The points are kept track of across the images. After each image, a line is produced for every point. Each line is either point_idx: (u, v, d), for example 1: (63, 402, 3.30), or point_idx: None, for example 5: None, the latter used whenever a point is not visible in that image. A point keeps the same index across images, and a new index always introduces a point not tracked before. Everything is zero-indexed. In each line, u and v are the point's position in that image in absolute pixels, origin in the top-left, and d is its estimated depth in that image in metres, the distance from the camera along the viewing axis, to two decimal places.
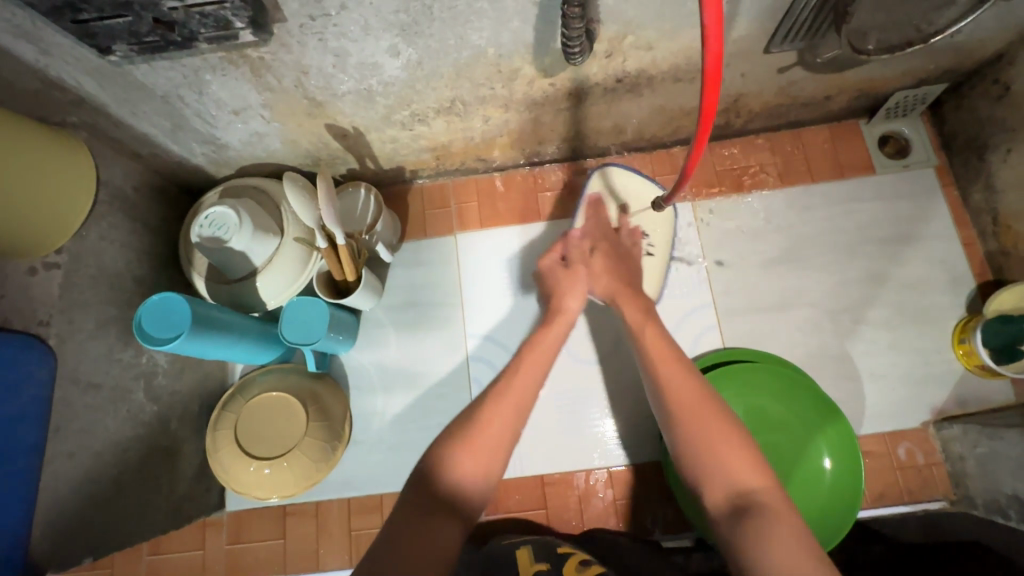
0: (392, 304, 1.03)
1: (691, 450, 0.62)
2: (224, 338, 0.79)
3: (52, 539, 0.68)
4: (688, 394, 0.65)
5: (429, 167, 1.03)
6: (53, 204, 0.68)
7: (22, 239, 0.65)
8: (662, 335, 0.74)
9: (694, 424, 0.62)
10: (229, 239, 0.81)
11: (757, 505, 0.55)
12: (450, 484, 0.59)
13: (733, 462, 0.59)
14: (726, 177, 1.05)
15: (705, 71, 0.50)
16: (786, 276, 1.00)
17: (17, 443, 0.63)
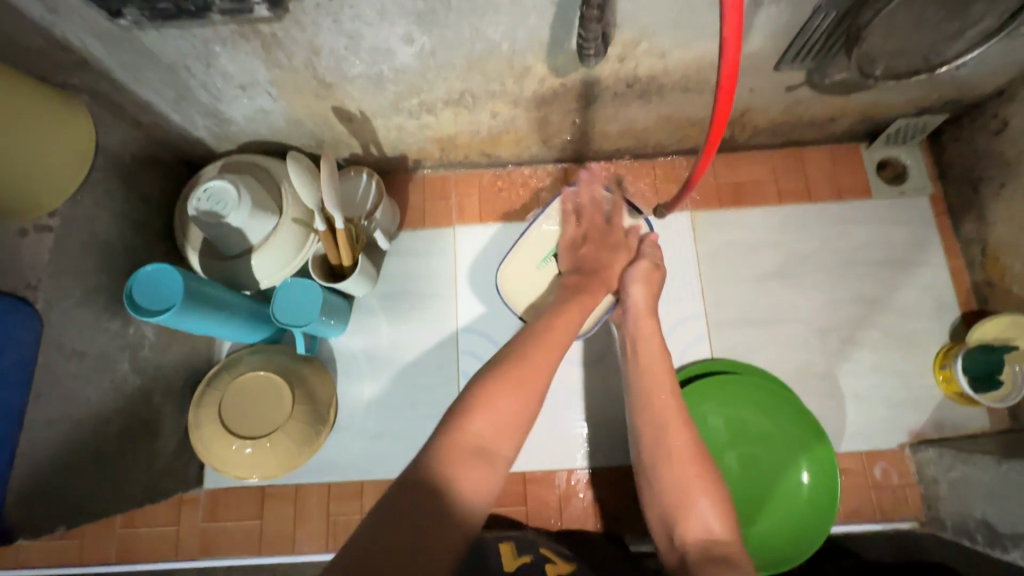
0: (386, 292, 1.03)
1: (672, 492, 0.67)
2: (215, 315, 0.78)
3: (28, 504, 0.67)
4: (677, 438, 0.70)
5: (433, 158, 1.03)
6: (53, 165, 0.68)
7: (12, 196, 0.63)
8: (668, 368, 0.76)
9: (676, 468, 0.68)
10: (226, 215, 0.81)
11: (727, 554, 0.61)
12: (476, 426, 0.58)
13: (711, 513, 0.65)
14: (725, 190, 1.06)
15: (721, 78, 0.51)
16: (777, 292, 1.01)
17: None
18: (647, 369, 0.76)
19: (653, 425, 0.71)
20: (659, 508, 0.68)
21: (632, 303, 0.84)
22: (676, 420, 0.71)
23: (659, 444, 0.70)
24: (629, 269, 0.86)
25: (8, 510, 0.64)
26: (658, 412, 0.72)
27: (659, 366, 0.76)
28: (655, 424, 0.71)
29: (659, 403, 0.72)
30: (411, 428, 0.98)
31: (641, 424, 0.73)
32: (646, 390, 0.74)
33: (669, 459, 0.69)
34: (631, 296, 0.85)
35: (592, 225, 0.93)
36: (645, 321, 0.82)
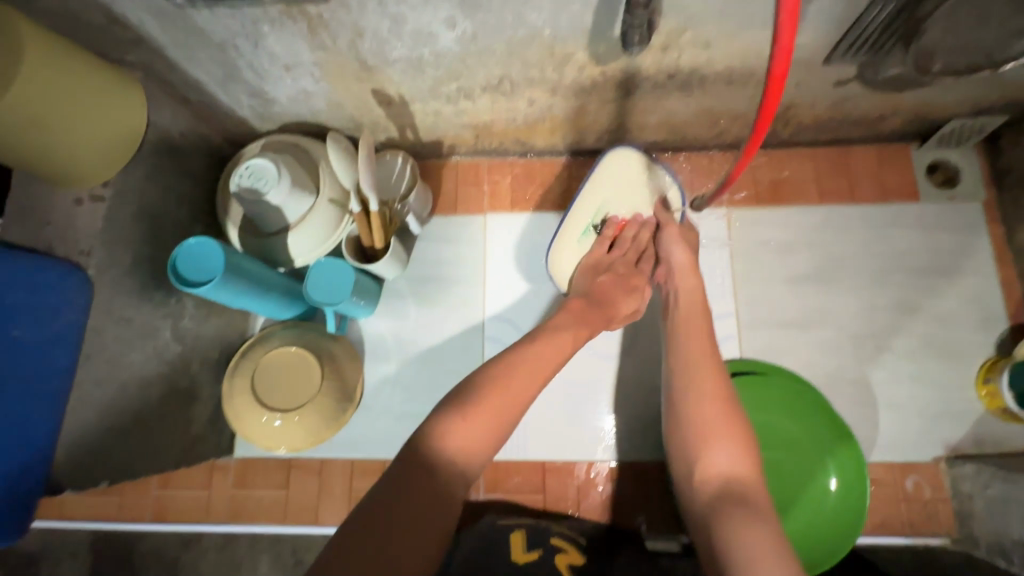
0: (416, 277, 1.04)
1: (694, 432, 0.67)
2: (252, 290, 0.81)
3: (74, 458, 0.71)
4: (708, 383, 0.71)
5: (467, 144, 1.03)
6: (94, 152, 0.69)
7: (69, 166, 0.67)
8: (705, 325, 0.79)
9: (701, 408, 0.69)
10: (266, 192, 0.83)
11: (743, 492, 0.60)
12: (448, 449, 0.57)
13: (733, 453, 0.64)
14: (763, 188, 1.03)
15: (772, 68, 0.49)
16: (813, 294, 0.99)
17: (45, 366, 0.66)
18: (686, 323, 0.80)
19: (685, 371, 0.73)
20: (680, 451, 0.68)
21: (676, 262, 0.86)
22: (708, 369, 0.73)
23: (689, 386, 0.71)
24: (662, 233, 0.90)
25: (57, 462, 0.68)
26: (692, 361, 0.74)
27: (699, 322, 0.79)
28: (689, 369, 0.73)
29: (694, 353, 0.75)
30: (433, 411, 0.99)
31: (674, 370, 0.75)
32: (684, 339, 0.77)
33: (696, 399, 0.70)
34: (672, 257, 0.87)
35: (622, 259, 0.90)
36: (691, 279, 0.85)
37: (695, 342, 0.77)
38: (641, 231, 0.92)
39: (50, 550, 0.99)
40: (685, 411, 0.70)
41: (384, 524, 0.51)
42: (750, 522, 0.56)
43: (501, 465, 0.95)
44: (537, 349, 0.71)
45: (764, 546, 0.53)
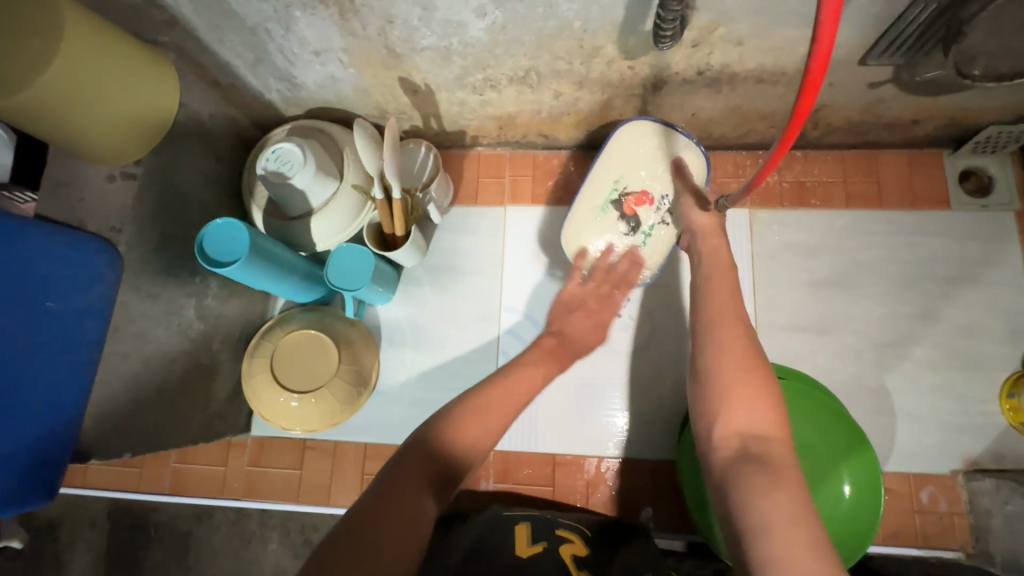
0: (433, 265, 1.05)
1: (715, 388, 0.62)
2: (274, 272, 0.82)
3: (100, 426, 0.73)
4: (733, 338, 0.64)
5: (491, 135, 1.03)
6: (118, 135, 0.69)
7: (94, 147, 0.68)
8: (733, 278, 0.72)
9: (721, 362, 0.63)
10: (292, 176, 0.83)
11: (766, 454, 0.55)
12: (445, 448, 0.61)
13: (758, 412, 0.58)
14: (788, 190, 1.02)
15: (808, 73, 0.45)
16: (835, 299, 0.97)
17: (72, 339, 0.67)
18: (712, 276, 0.73)
19: (706, 325, 0.68)
20: (698, 409, 0.63)
21: (698, 226, 0.80)
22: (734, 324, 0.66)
23: (711, 341, 0.65)
24: (687, 198, 0.85)
25: (84, 431, 0.70)
26: (713, 315, 0.68)
27: (722, 272, 0.73)
28: (709, 323, 0.67)
29: (716, 305, 0.69)
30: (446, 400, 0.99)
31: (696, 323, 0.69)
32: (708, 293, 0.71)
33: (715, 353, 0.64)
34: (692, 223, 0.81)
35: (595, 292, 0.92)
36: (714, 240, 0.77)
37: (716, 293, 0.71)
38: (620, 262, 0.94)
39: (78, 513, 1.06)
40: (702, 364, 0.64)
41: (377, 519, 0.52)
42: (770, 486, 0.51)
43: (512, 455, 0.95)
44: (501, 382, 0.72)
45: (784, 512, 0.48)
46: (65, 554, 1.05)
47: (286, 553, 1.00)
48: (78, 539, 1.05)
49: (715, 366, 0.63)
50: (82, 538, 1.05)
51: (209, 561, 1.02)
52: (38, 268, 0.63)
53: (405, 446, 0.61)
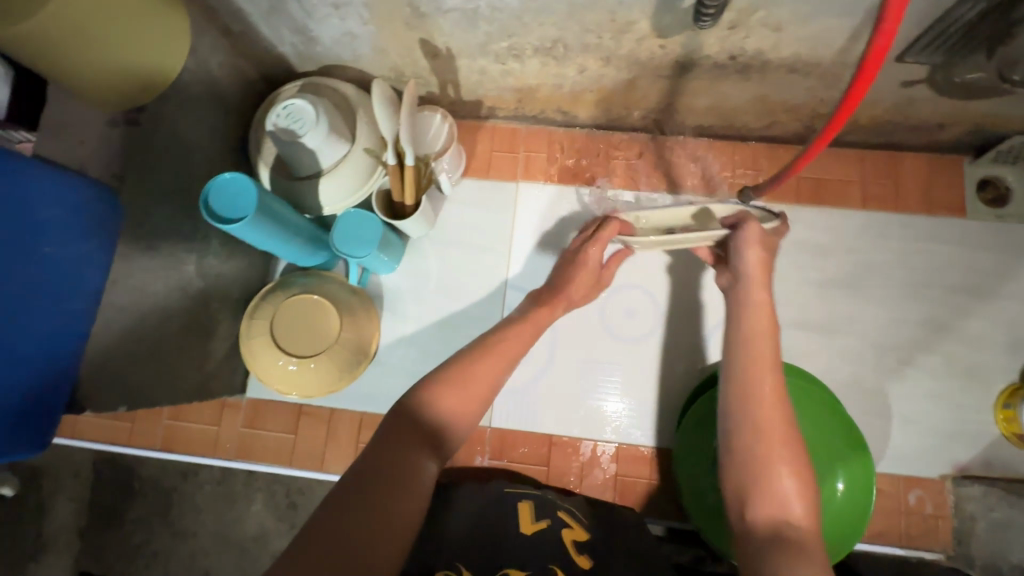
0: (441, 238, 1.03)
1: (748, 465, 0.61)
2: (279, 233, 0.80)
3: (98, 380, 0.72)
4: (767, 412, 0.64)
5: (508, 107, 1.00)
6: (116, 78, 0.66)
7: (91, 85, 0.65)
8: (772, 342, 0.70)
9: (763, 445, 0.61)
10: (302, 135, 0.80)
11: (801, 539, 0.55)
12: (438, 419, 0.60)
13: (792, 494, 0.58)
14: (805, 186, 1.00)
15: (875, 43, 0.48)
16: (842, 300, 0.97)
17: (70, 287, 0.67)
18: (751, 337, 0.70)
19: (746, 405, 0.65)
20: (730, 482, 0.62)
21: (742, 269, 0.75)
22: (767, 393, 0.65)
23: (746, 412, 0.64)
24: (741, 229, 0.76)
25: (82, 381, 0.70)
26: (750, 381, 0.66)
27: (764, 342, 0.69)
28: (746, 392, 0.66)
29: (756, 380, 0.66)
30: None
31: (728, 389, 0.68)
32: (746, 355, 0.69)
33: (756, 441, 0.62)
34: (740, 265, 0.76)
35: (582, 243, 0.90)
36: (761, 292, 0.74)
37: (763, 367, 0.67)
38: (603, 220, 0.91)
39: (60, 464, 1.05)
40: (742, 451, 0.62)
41: (376, 491, 0.52)
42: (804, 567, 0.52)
43: (509, 432, 0.96)
44: (504, 336, 0.73)
45: None
46: (46, 504, 1.04)
47: (273, 515, 0.99)
48: (59, 490, 1.05)
49: (760, 456, 0.61)
50: (65, 487, 1.04)
51: (193, 518, 1.01)
52: (36, 213, 0.62)
53: (387, 415, 0.59)
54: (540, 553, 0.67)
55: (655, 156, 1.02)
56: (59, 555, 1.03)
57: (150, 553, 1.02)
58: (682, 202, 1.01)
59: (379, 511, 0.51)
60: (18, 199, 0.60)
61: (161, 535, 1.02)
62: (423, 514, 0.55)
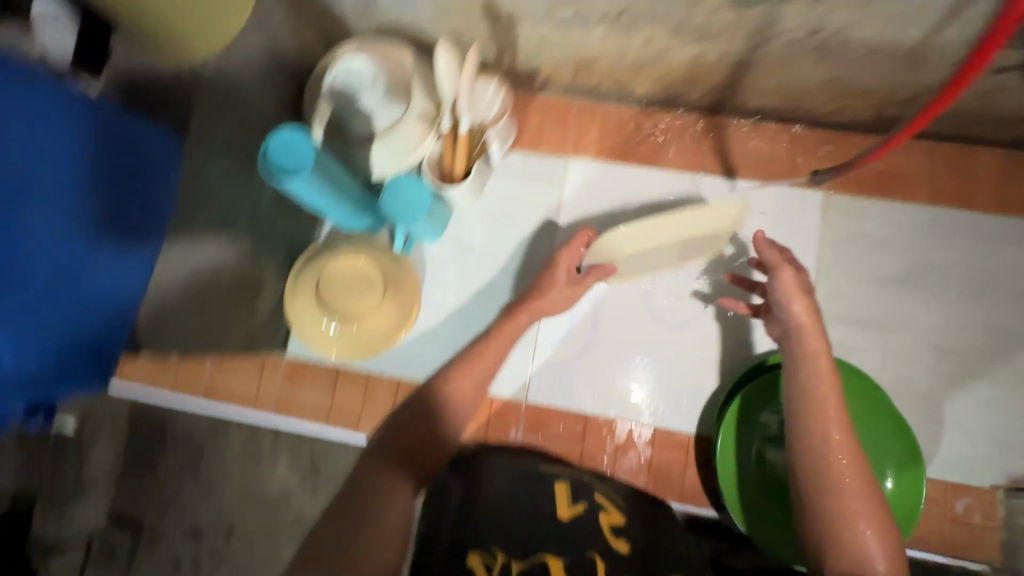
0: (487, 210, 1.02)
1: (821, 523, 0.61)
2: (331, 194, 0.80)
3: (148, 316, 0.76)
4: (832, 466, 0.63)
5: (564, 79, 0.98)
6: (181, 28, 0.66)
7: (158, 32, 0.65)
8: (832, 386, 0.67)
9: (834, 501, 0.61)
10: (361, 95, 0.84)
11: None
12: (401, 449, 0.72)
13: (872, 550, 0.57)
14: (869, 177, 0.96)
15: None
16: (900, 298, 0.93)
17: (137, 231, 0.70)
18: (808, 386, 0.67)
19: (826, 489, 0.62)
20: (807, 537, 0.62)
21: (793, 321, 0.72)
22: (828, 446, 0.64)
23: (814, 468, 0.63)
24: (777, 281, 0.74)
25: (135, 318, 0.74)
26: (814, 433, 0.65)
27: (835, 410, 0.65)
28: (812, 446, 0.64)
29: (833, 456, 0.63)
30: None
31: (792, 441, 0.67)
32: (805, 405, 0.67)
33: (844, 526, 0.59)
34: (790, 318, 0.72)
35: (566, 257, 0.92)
36: (816, 341, 0.70)
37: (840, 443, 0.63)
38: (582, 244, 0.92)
39: (103, 410, 1.09)
40: (830, 533, 0.60)
41: (353, 520, 0.60)
42: None
43: (544, 408, 0.95)
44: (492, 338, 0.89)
45: None
46: (87, 446, 1.06)
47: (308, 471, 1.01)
48: None
49: (855, 540, 0.58)
50: (104, 434, 1.07)
51: (221, 474, 1.06)
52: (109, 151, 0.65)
53: (354, 473, 0.68)
54: (578, 537, 0.68)
55: (713, 137, 0.99)
56: (95, 497, 1.06)
57: (179, 504, 1.06)
58: (738, 186, 0.98)
59: (360, 531, 0.59)
60: (98, 137, 0.63)
61: (189, 489, 1.06)
62: (403, 531, 0.62)
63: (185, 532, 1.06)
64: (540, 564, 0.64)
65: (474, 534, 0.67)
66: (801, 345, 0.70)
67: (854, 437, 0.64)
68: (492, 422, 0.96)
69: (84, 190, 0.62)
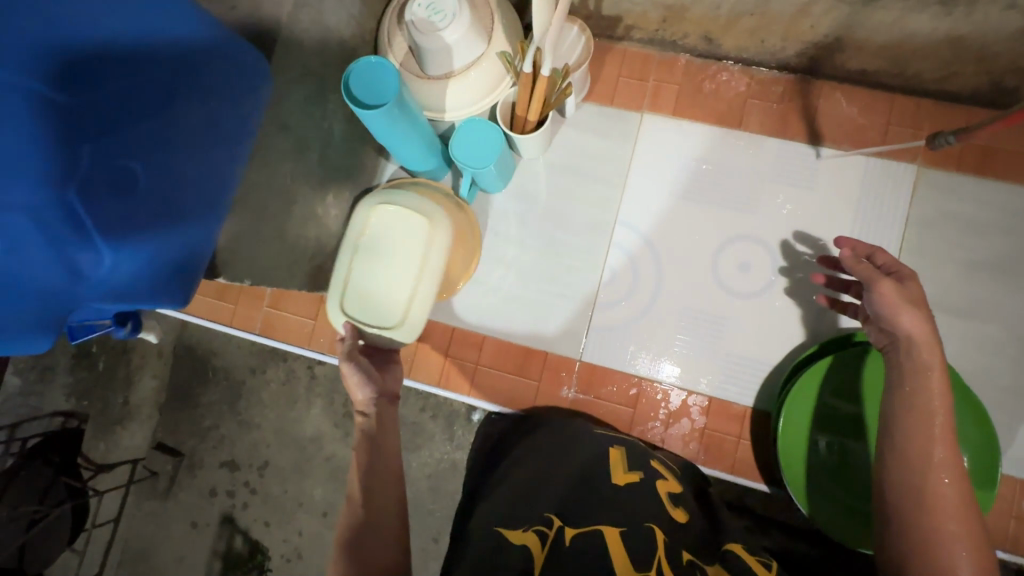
0: (555, 162, 0.98)
1: (909, 539, 0.55)
2: (404, 133, 0.79)
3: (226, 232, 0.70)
4: (934, 480, 0.56)
5: (648, 28, 0.93)
6: None
7: None
8: (945, 395, 0.59)
9: (933, 518, 0.54)
10: (442, 30, 0.76)
11: None
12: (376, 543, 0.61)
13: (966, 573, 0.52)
14: (967, 154, 0.89)
15: None
16: (987, 285, 0.87)
17: (217, 122, 0.64)
18: (910, 393, 0.60)
19: (922, 502, 0.55)
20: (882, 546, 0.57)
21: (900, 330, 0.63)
22: (930, 459, 0.57)
23: (911, 478, 0.57)
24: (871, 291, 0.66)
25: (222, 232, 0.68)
26: (915, 442, 0.58)
27: (943, 424, 0.58)
28: (911, 455, 0.57)
29: (935, 471, 0.56)
30: (547, 301, 0.97)
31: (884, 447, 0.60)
32: (909, 409, 0.59)
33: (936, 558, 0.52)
34: (895, 328, 0.64)
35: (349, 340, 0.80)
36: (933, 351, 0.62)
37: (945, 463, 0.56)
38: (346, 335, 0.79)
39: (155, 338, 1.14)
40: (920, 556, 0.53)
41: None
42: None
43: (599, 369, 0.94)
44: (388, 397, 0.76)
45: None
46: (134, 375, 1.14)
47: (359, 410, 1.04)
48: (145, 365, 1.14)
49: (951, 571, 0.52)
50: (149, 365, 1.14)
51: (259, 411, 1.09)
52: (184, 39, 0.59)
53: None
54: (634, 507, 0.62)
55: (799, 100, 0.93)
56: (141, 423, 1.14)
57: (218, 435, 1.11)
58: (822, 154, 0.92)
59: None
60: (169, 22, 0.57)
61: (227, 423, 1.10)
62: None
63: (222, 462, 1.10)
64: (597, 530, 0.59)
65: (530, 510, 0.63)
66: (910, 357, 0.62)
67: (962, 458, 0.57)
68: (544, 379, 0.95)
69: (157, 77, 0.57)
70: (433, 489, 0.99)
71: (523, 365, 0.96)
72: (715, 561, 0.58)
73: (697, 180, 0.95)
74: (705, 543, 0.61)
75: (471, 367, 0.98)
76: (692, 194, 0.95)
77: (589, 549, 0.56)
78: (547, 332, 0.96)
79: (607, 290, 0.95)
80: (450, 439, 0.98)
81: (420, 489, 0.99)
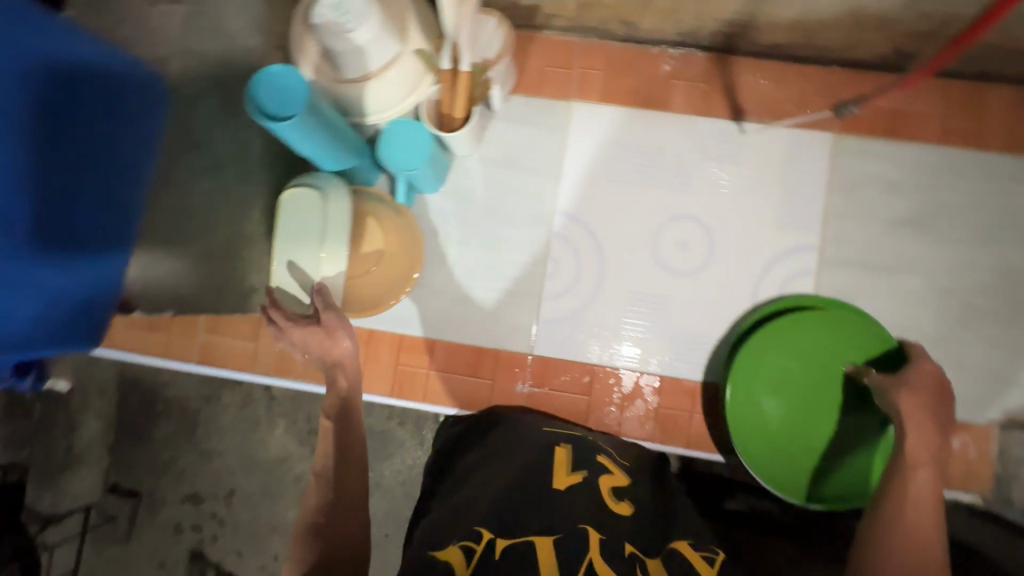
0: (487, 156, 0.97)
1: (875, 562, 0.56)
2: (320, 144, 0.75)
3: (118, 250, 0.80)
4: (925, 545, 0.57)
5: (567, 15, 0.93)
6: None
7: None
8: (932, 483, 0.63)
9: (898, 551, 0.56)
10: (353, 31, 0.72)
11: None
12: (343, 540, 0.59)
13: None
14: (878, 118, 0.94)
15: None
16: (911, 240, 0.92)
17: (104, 154, 0.76)
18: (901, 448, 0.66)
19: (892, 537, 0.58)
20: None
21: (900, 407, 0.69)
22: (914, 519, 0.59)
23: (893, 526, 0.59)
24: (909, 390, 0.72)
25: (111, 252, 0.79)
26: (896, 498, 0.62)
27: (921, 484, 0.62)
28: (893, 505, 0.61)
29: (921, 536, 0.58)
30: (493, 298, 0.96)
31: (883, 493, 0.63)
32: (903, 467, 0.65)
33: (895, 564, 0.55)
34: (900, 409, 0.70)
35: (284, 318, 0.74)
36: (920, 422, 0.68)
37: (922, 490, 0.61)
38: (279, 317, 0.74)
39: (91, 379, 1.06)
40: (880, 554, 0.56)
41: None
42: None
43: (551, 360, 0.94)
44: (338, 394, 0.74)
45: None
46: (75, 420, 1.06)
47: (292, 440, 1.02)
48: (88, 407, 1.06)
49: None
50: (92, 407, 1.06)
51: (216, 440, 1.04)
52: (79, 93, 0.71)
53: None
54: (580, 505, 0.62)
55: (720, 77, 0.95)
56: (88, 469, 1.06)
57: (177, 470, 1.05)
58: (745, 129, 0.95)
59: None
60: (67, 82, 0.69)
61: (186, 455, 1.05)
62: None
63: (184, 497, 1.05)
64: (528, 541, 0.57)
65: (467, 519, 0.61)
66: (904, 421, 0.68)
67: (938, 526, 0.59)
68: (497, 378, 0.95)
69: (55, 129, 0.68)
70: (409, 495, 0.97)
71: (475, 366, 0.95)
72: (656, 556, 0.58)
73: (631, 164, 0.96)
74: (647, 536, 0.62)
75: (422, 372, 0.96)
76: (626, 178, 0.96)
77: (520, 561, 0.54)
78: (495, 330, 0.96)
79: (551, 281, 0.95)
80: (420, 444, 0.97)
81: (395, 498, 0.97)
